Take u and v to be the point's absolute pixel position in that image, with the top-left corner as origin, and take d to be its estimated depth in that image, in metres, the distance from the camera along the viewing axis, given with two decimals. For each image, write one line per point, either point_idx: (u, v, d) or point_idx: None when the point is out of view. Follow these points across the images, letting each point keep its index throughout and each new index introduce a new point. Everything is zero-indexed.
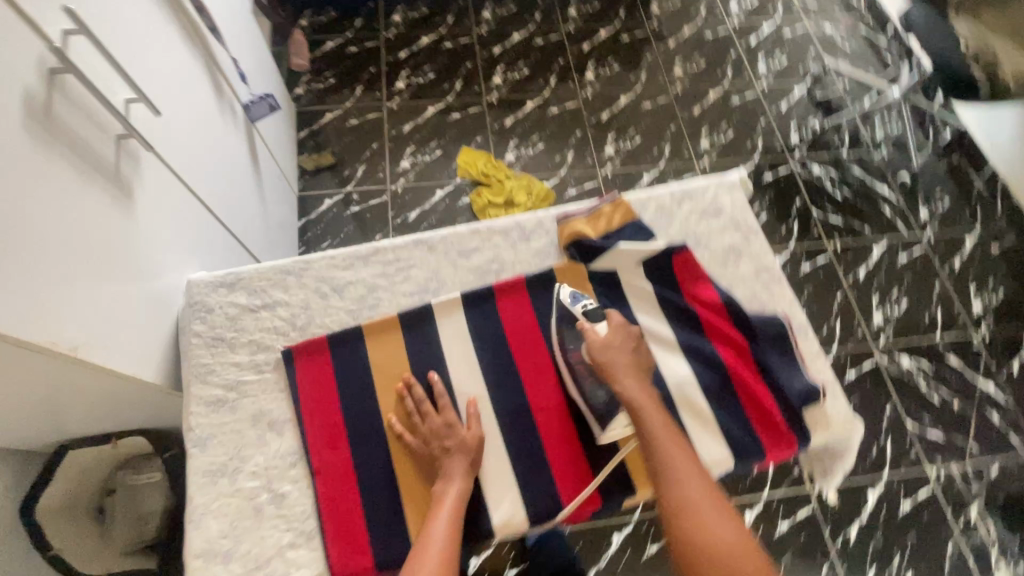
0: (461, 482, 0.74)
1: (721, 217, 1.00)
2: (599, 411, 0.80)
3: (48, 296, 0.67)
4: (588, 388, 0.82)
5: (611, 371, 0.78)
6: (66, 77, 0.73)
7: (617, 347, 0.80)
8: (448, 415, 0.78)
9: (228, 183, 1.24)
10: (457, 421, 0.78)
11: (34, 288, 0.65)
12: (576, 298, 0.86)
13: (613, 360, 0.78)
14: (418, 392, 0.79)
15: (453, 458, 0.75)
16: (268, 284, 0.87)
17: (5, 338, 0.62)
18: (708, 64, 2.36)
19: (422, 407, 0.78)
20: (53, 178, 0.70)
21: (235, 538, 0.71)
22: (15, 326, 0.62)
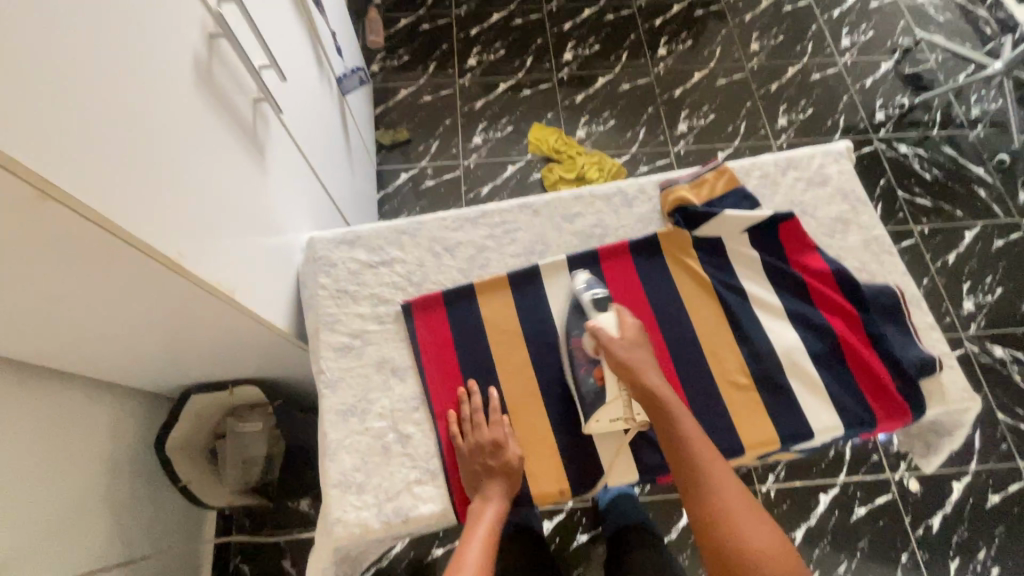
0: (496, 504, 0.74)
1: (828, 186, 0.98)
2: (587, 399, 0.80)
3: (211, 237, 0.75)
4: (581, 373, 0.82)
5: (631, 370, 0.77)
6: (221, 42, 0.79)
7: (637, 346, 0.80)
8: (498, 433, 0.78)
9: (327, 151, 1.30)
10: (503, 439, 0.78)
11: (200, 228, 0.72)
12: (590, 285, 0.86)
13: (635, 361, 0.78)
14: (477, 401, 0.81)
15: (493, 477, 0.75)
16: (386, 242, 0.92)
17: (186, 276, 0.70)
18: (787, 38, 2.27)
19: (476, 417, 0.79)
20: (214, 135, 0.77)
21: (367, 472, 0.77)
22: (191, 260, 0.70)
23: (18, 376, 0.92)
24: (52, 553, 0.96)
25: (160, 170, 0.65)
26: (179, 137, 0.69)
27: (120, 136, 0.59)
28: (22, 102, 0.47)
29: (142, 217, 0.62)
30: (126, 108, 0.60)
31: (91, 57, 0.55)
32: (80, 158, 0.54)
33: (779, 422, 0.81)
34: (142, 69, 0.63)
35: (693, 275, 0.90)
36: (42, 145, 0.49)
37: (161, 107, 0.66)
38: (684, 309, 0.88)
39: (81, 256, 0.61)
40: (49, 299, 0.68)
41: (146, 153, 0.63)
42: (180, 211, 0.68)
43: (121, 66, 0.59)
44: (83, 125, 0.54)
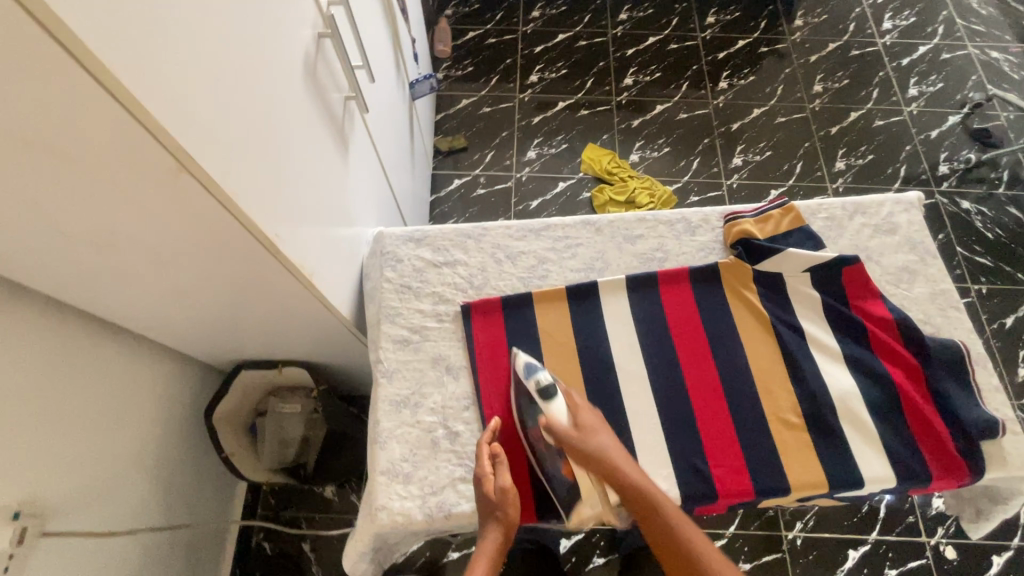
0: (495, 530, 0.72)
1: (895, 234, 0.97)
2: (563, 496, 0.78)
3: (295, 217, 0.79)
4: (549, 466, 0.80)
5: (602, 463, 0.75)
6: (326, 42, 0.85)
7: (595, 430, 0.77)
8: (480, 464, 0.75)
9: (396, 150, 1.35)
10: (490, 472, 0.75)
11: (287, 207, 0.77)
12: (530, 370, 0.82)
13: (598, 449, 0.75)
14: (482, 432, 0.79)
15: (484, 514, 0.73)
16: (451, 244, 0.96)
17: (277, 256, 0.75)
18: (852, 83, 2.25)
19: (484, 449, 0.77)
20: (312, 128, 0.83)
21: (414, 463, 0.79)
22: (283, 242, 0.76)
23: (89, 333, 0.97)
24: (96, 508, 1.00)
25: (264, 147, 0.70)
26: (283, 121, 0.74)
27: (238, 109, 0.64)
28: (171, 73, 0.53)
29: (252, 198, 0.68)
30: (246, 86, 0.65)
31: (226, 42, 0.61)
32: (212, 140, 0.60)
33: (830, 466, 0.80)
34: (264, 60, 0.69)
35: (751, 309, 0.90)
36: (179, 108, 0.54)
37: (273, 90, 0.71)
38: (739, 341, 0.88)
39: (186, 218, 0.66)
40: (147, 255, 0.73)
41: (261, 141, 0.69)
42: (278, 196, 0.74)
43: (248, 57, 0.65)
44: (214, 100, 0.59)
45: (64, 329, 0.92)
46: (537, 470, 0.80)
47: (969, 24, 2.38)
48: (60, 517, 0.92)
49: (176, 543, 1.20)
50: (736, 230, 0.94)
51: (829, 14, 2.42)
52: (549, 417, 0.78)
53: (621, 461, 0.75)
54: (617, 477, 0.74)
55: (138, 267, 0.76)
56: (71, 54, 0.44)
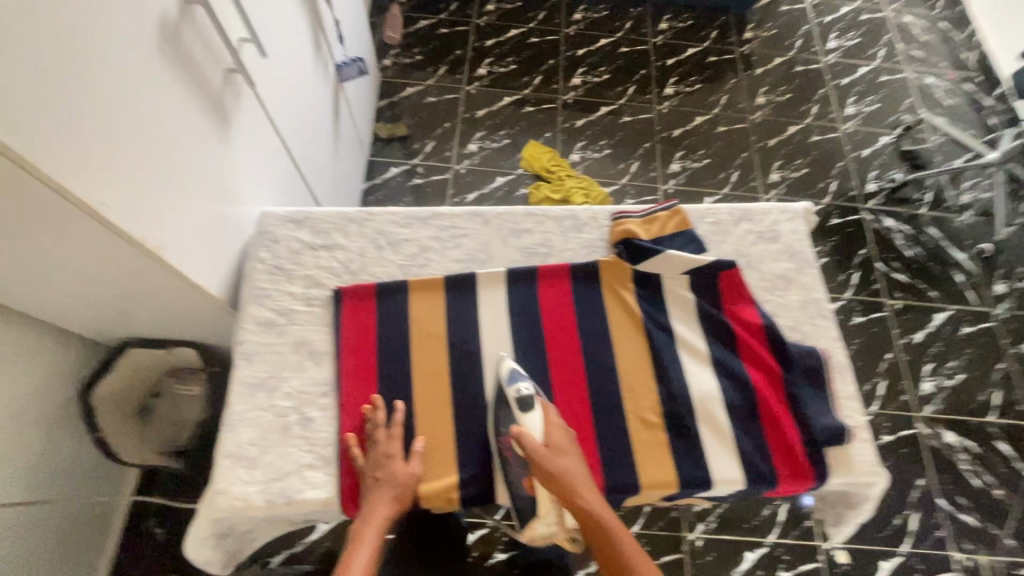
0: (390, 506, 0.74)
1: (777, 242, 0.98)
2: (520, 507, 0.79)
3: (142, 190, 0.74)
4: (513, 475, 0.79)
5: (563, 485, 0.74)
6: (197, 10, 0.82)
7: (560, 450, 0.76)
8: (390, 446, 0.77)
9: (309, 132, 1.32)
10: (398, 454, 0.77)
11: (129, 178, 0.72)
12: (513, 379, 0.81)
13: (560, 471, 0.75)
14: (381, 416, 0.79)
15: (379, 490, 0.74)
16: (332, 228, 0.93)
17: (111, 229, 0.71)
18: (794, 98, 2.30)
19: (379, 432, 0.78)
20: (173, 98, 0.79)
21: (261, 449, 0.77)
22: (117, 214, 0.71)
23: None
24: None
25: (91, 111, 0.65)
26: (126, 86, 0.70)
27: (50, 67, 0.59)
28: None
29: (68, 165, 0.64)
30: (65, 43, 0.61)
31: None
32: (6, 98, 0.55)
33: (683, 467, 0.81)
34: (99, 21, 0.65)
35: (627, 309, 0.91)
36: None
37: (110, 51, 0.67)
38: (611, 340, 0.88)
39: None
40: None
41: (88, 105, 0.65)
42: (113, 165, 0.70)
43: (74, 15, 0.62)
44: (10, 55, 0.55)
45: None
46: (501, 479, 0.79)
47: (909, 49, 2.46)
48: None
49: (42, 527, 1.15)
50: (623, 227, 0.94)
51: (778, 29, 2.47)
52: (520, 432, 0.76)
53: (581, 487, 0.75)
54: (573, 502, 0.74)
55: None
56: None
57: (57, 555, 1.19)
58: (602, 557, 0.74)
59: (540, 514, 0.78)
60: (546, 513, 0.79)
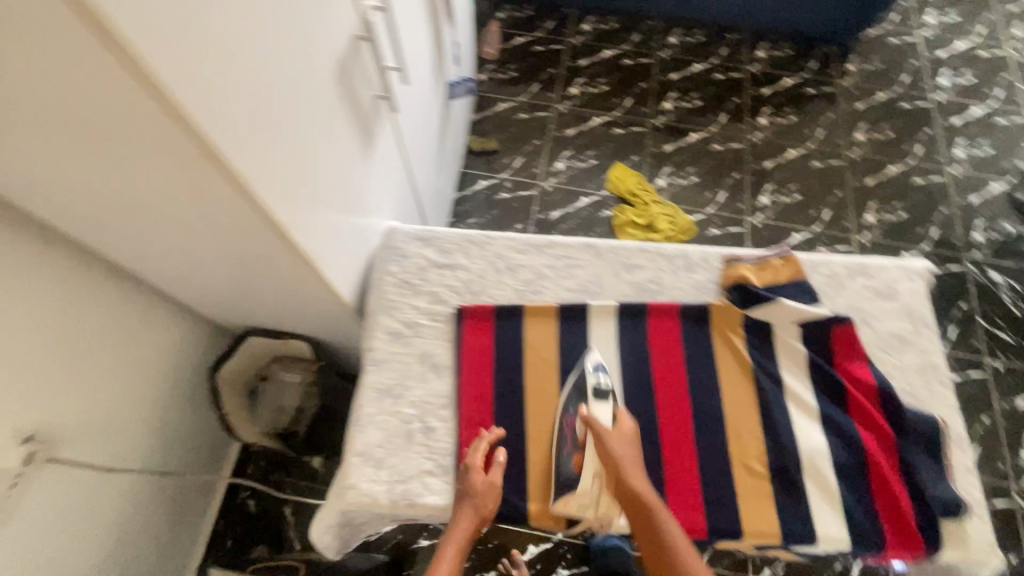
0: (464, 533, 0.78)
1: (894, 300, 0.97)
2: (562, 481, 0.83)
3: (311, 207, 0.83)
4: (566, 453, 0.85)
5: (622, 468, 0.80)
6: (365, 45, 0.90)
7: (623, 440, 0.84)
8: (477, 481, 0.80)
9: (423, 147, 1.40)
10: (484, 489, 0.80)
11: (304, 198, 0.81)
12: (597, 369, 0.89)
13: (621, 458, 0.81)
14: (479, 451, 0.82)
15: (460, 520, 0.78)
16: (456, 248, 1.00)
17: (290, 243, 0.80)
18: (896, 136, 2.21)
19: (473, 464, 0.81)
20: (340, 125, 0.88)
21: (388, 451, 0.84)
22: (296, 230, 0.80)
23: (117, 283, 1.04)
24: (105, 442, 1.06)
25: (289, 141, 0.74)
26: (312, 117, 0.79)
27: (269, 106, 0.68)
28: (211, 76, 0.57)
29: (273, 189, 0.73)
30: (278, 83, 0.69)
31: (269, 46, 0.66)
32: (242, 137, 0.65)
33: (785, 519, 0.82)
34: (302, 63, 0.74)
35: (734, 354, 0.92)
36: (214, 107, 0.59)
37: (305, 85, 0.75)
38: (718, 383, 0.90)
39: (203, 191, 0.70)
40: (170, 217, 0.79)
41: (288, 137, 0.74)
42: (298, 187, 0.79)
43: (288, 60, 0.71)
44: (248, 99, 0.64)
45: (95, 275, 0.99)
46: (555, 453, 0.85)
47: None
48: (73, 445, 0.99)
49: (166, 493, 1.26)
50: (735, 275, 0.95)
51: (883, 63, 2.38)
52: (593, 416, 0.85)
53: (637, 476, 0.81)
54: (628, 487, 0.80)
55: (163, 224, 0.82)
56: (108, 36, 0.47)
57: (176, 517, 1.31)
58: (647, 534, 0.78)
59: (582, 490, 0.83)
60: (590, 490, 0.83)
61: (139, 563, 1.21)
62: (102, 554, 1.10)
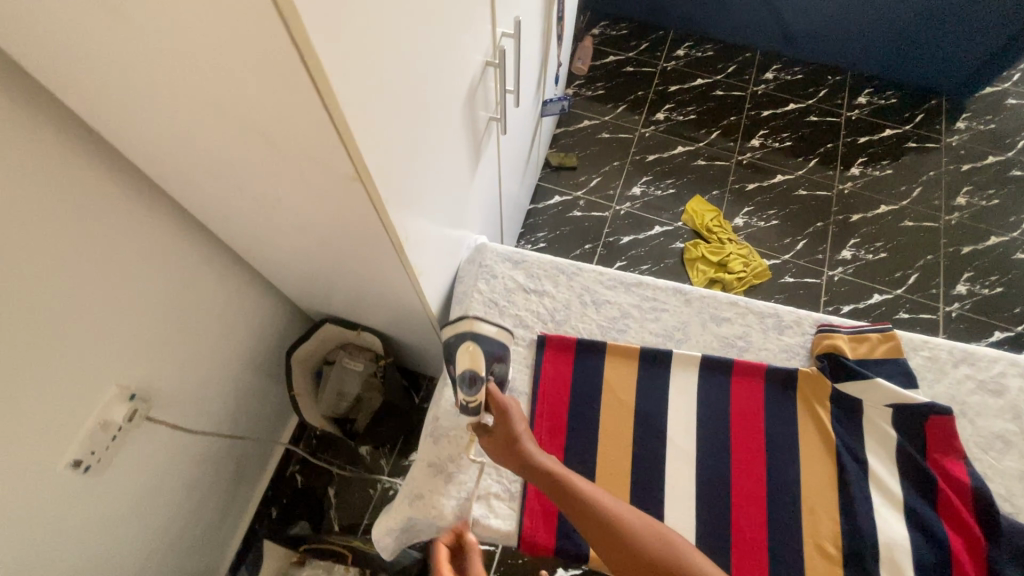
0: None
1: (1000, 397, 0.91)
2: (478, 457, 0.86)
3: (419, 221, 0.86)
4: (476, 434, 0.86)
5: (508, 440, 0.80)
6: (490, 69, 0.92)
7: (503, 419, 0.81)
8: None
9: (514, 162, 1.42)
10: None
11: (416, 213, 0.84)
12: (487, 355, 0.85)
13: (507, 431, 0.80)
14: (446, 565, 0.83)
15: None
16: (545, 273, 1.01)
17: (398, 253, 0.83)
18: (1003, 205, 2.06)
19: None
20: (456, 143, 0.90)
21: (458, 466, 0.86)
22: (407, 244, 0.83)
23: (221, 260, 1.10)
24: (191, 407, 1.13)
25: (416, 159, 0.77)
26: (435, 135, 0.81)
27: (408, 128, 0.71)
28: (373, 102, 0.60)
29: (396, 206, 0.75)
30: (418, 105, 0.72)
31: (416, 71, 0.69)
32: (384, 157, 0.67)
33: None
34: (437, 86, 0.76)
35: (818, 427, 0.89)
36: (371, 130, 0.62)
37: (437, 106, 0.78)
38: (797, 454, 0.88)
39: (335, 202, 0.73)
40: (292, 216, 0.83)
41: (415, 156, 0.76)
42: (413, 203, 0.81)
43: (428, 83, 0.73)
44: (394, 121, 0.67)
45: (205, 251, 1.05)
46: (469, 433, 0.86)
47: None
48: (165, 407, 1.06)
49: (230, 460, 1.32)
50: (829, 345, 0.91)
51: (998, 125, 2.23)
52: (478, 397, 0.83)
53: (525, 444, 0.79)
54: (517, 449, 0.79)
55: (281, 221, 0.87)
56: (306, 67, 0.49)
57: (236, 483, 1.39)
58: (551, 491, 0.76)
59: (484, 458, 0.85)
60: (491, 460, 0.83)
61: (202, 522, 1.28)
62: (173, 509, 1.17)
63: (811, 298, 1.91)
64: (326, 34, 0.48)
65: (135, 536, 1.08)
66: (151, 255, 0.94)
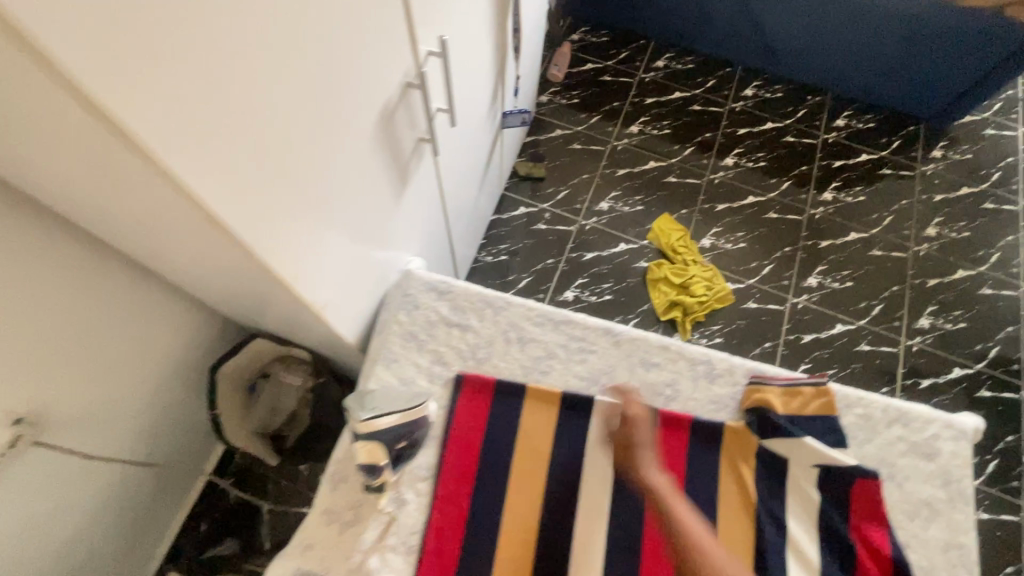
0: None
1: (929, 461, 0.87)
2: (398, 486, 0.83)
3: (323, 260, 0.77)
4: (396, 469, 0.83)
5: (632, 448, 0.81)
6: (413, 89, 0.86)
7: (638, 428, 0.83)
8: None
9: (463, 178, 1.36)
10: None
11: (317, 251, 0.75)
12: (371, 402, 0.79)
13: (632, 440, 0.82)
14: None
15: None
16: (470, 305, 0.96)
17: (294, 298, 0.74)
18: (973, 237, 2.04)
19: None
20: (371, 169, 0.82)
21: (355, 515, 0.81)
22: (303, 288, 0.74)
23: (134, 277, 1.03)
24: (92, 428, 1.08)
25: (309, 195, 0.69)
26: (338, 165, 0.73)
27: (289, 164, 0.63)
28: (222, 143, 0.52)
29: (280, 250, 0.66)
30: (305, 136, 0.64)
31: (297, 100, 0.61)
32: (251, 200, 0.58)
33: None
34: (334, 112, 0.68)
35: (739, 486, 0.86)
36: (223, 174, 0.53)
37: (337, 139, 0.71)
38: (714, 514, 0.84)
39: (207, 247, 0.64)
40: (174, 252, 0.75)
41: (307, 192, 0.68)
42: (312, 242, 0.73)
43: (318, 111, 0.65)
44: (263, 159, 0.58)
45: (114, 268, 0.98)
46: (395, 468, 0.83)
47: None
48: (58, 429, 1.00)
49: (144, 476, 1.27)
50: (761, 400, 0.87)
51: (974, 154, 2.20)
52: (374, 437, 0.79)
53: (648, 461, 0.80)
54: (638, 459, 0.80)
55: (167, 254, 0.79)
56: (96, 114, 0.41)
57: (152, 498, 1.33)
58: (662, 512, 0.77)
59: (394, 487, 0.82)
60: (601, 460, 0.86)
61: (109, 537, 1.23)
62: (72, 528, 1.12)
63: (774, 325, 1.87)
64: (125, 76, 0.40)
65: (24, 559, 1.03)
66: (45, 276, 0.87)
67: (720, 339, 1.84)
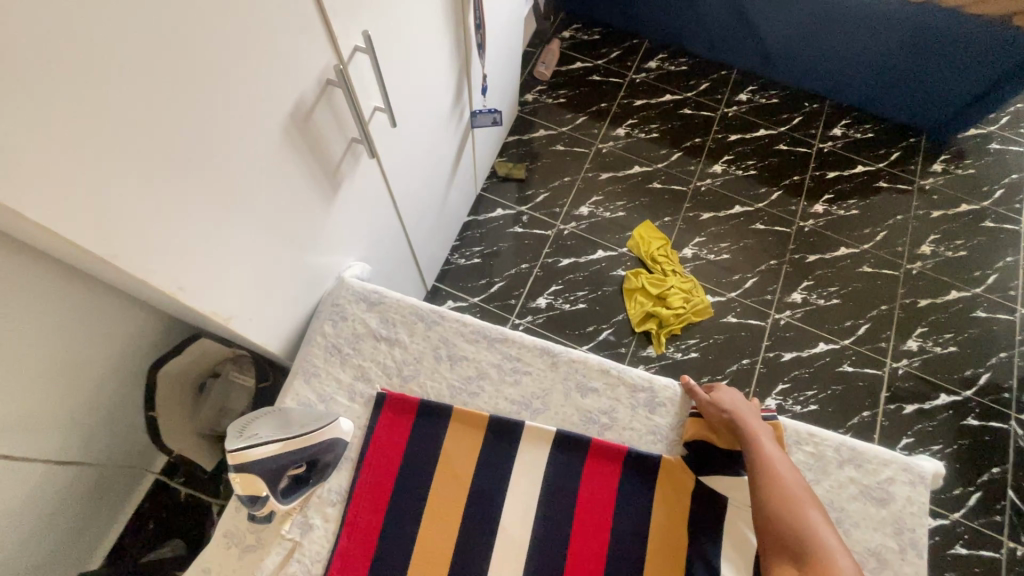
0: None
1: (884, 507, 0.95)
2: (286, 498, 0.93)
3: (220, 265, 0.77)
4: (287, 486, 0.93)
5: (733, 416, 1.00)
6: (336, 88, 0.84)
7: (738, 403, 1.02)
8: None
9: (423, 179, 1.32)
10: None
11: (211, 257, 0.74)
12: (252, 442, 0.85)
13: (732, 411, 1.00)
14: None
15: None
16: (400, 318, 1.09)
17: (182, 302, 0.74)
18: (969, 258, 1.95)
19: None
20: (283, 174, 0.81)
21: None
22: (191, 295, 0.74)
23: (74, 282, 0.99)
24: (18, 432, 1.04)
25: (193, 202, 0.68)
26: (236, 170, 0.72)
27: (160, 170, 0.62)
28: (53, 153, 0.50)
29: (153, 256, 0.66)
30: (181, 142, 0.62)
31: (167, 106, 0.59)
32: (105, 209, 0.58)
33: None
34: (225, 117, 0.66)
35: (670, 519, 0.98)
36: (59, 183, 0.52)
37: (231, 144, 0.69)
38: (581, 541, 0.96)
39: (78, 251, 0.64)
40: (69, 255, 0.74)
41: (190, 199, 0.67)
42: (202, 247, 0.72)
43: (201, 116, 0.63)
44: (122, 167, 0.57)
45: (50, 274, 0.94)
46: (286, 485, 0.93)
47: None
48: None
49: (81, 478, 1.24)
50: (715, 389, 1.06)
51: (976, 169, 2.10)
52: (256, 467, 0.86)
53: (754, 425, 0.98)
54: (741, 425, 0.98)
55: (66, 255, 0.78)
56: None
57: (92, 500, 1.30)
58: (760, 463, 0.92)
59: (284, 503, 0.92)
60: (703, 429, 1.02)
61: (42, 540, 1.19)
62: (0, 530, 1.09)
63: (753, 341, 1.80)
64: None
65: None
66: None
67: (696, 354, 1.78)
